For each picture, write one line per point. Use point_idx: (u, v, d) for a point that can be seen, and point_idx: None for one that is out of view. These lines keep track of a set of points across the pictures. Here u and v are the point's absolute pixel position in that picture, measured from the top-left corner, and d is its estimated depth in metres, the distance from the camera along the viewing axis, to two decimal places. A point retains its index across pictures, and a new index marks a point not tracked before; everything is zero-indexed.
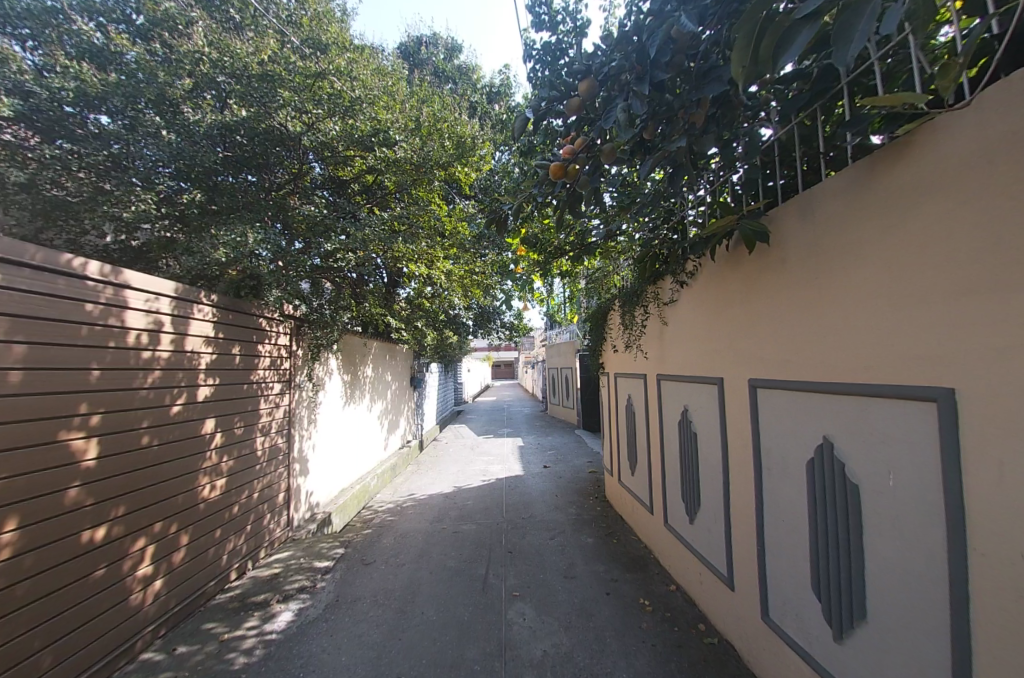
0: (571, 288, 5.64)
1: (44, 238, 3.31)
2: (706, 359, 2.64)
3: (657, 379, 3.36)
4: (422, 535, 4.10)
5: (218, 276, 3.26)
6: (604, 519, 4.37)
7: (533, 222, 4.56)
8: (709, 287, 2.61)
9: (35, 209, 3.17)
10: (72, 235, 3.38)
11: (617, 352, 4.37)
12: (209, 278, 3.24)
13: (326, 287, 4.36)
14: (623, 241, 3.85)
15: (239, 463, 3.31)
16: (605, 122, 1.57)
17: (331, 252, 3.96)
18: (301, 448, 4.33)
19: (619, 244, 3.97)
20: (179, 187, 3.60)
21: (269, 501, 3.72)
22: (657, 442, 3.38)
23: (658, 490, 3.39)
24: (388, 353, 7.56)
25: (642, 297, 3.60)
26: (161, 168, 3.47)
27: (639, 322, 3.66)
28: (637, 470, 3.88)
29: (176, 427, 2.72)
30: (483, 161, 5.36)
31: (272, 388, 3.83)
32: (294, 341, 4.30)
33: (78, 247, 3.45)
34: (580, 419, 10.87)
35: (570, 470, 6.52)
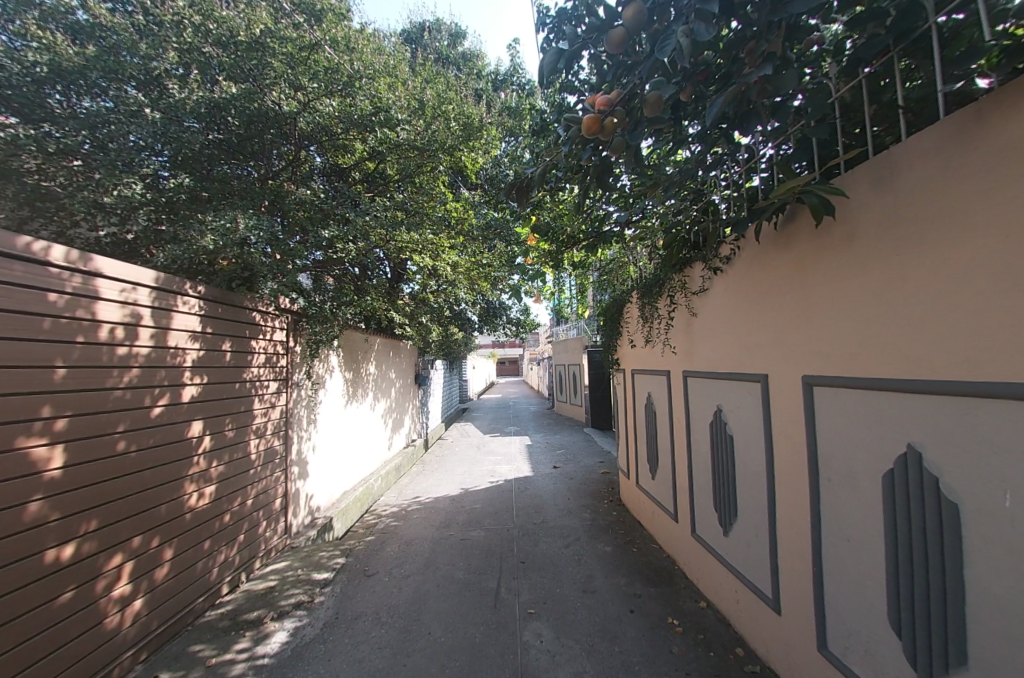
0: (582, 281, 5.36)
1: (28, 228, 3.11)
2: (746, 352, 2.36)
3: (683, 375, 3.07)
4: (428, 544, 3.85)
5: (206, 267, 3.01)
6: (621, 525, 4.10)
7: (545, 209, 4.26)
8: (751, 274, 2.32)
9: (17, 197, 2.95)
10: (58, 226, 3.17)
11: (635, 347, 4.08)
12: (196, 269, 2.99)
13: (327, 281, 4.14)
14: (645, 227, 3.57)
15: (231, 467, 3.06)
16: (659, 52, 1.25)
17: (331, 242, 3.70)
18: (300, 450, 4.08)
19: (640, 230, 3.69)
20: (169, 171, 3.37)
21: (264, 508, 3.47)
22: (683, 444, 3.10)
23: (684, 497, 3.12)
24: (392, 350, 7.31)
25: (665, 286, 3.30)
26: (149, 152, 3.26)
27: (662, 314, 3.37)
28: (658, 473, 3.62)
29: (158, 431, 2.48)
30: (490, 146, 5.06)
31: (268, 387, 3.58)
32: (291, 338, 4.05)
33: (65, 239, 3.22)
34: (589, 418, 10.56)
35: (581, 471, 6.25)
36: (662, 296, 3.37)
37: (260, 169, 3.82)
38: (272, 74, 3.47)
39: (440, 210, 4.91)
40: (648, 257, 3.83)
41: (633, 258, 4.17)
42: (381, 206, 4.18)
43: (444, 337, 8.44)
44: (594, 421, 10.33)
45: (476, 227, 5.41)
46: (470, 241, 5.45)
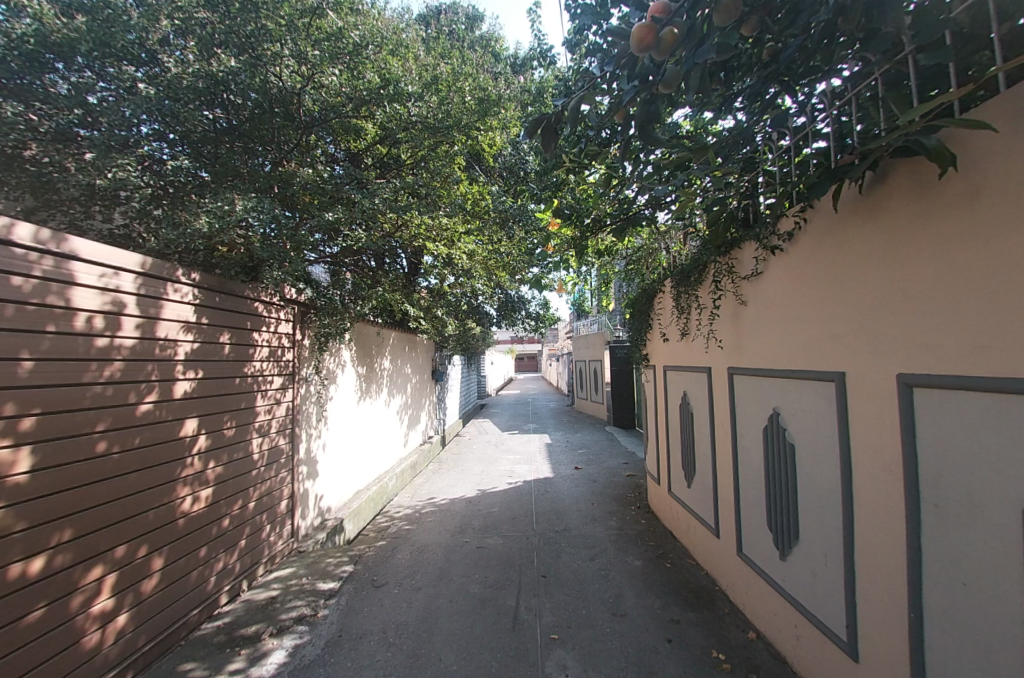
0: (606, 271, 4.99)
1: (34, 217, 2.99)
2: (814, 345, 1.97)
3: (728, 372, 2.69)
4: (441, 552, 3.57)
5: (204, 252, 2.80)
6: (651, 536, 3.74)
7: (568, 191, 3.92)
8: (821, 250, 1.92)
9: (18, 185, 2.81)
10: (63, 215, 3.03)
11: (668, 340, 3.69)
12: (193, 254, 2.77)
13: (346, 276, 4.31)
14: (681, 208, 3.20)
15: (231, 469, 2.85)
16: None
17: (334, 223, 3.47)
18: (308, 449, 3.87)
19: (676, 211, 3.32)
20: (168, 151, 3.18)
21: (269, 511, 3.26)
22: (728, 450, 2.73)
23: (728, 511, 2.75)
24: (408, 345, 7.08)
25: (707, 271, 2.91)
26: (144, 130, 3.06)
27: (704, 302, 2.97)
28: (694, 481, 3.25)
29: (146, 431, 2.27)
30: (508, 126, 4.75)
31: (272, 382, 3.34)
32: (298, 330, 3.80)
33: (71, 229, 3.08)
34: (611, 416, 10.17)
35: (605, 472, 5.89)
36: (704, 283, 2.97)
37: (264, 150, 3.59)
38: (274, 45, 3.23)
39: (454, 195, 4.59)
40: (684, 240, 3.44)
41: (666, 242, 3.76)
42: (391, 188, 3.89)
43: (462, 331, 8.17)
44: (616, 420, 9.92)
45: (494, 214, 5.10)
46: (488, 229, 5.13)
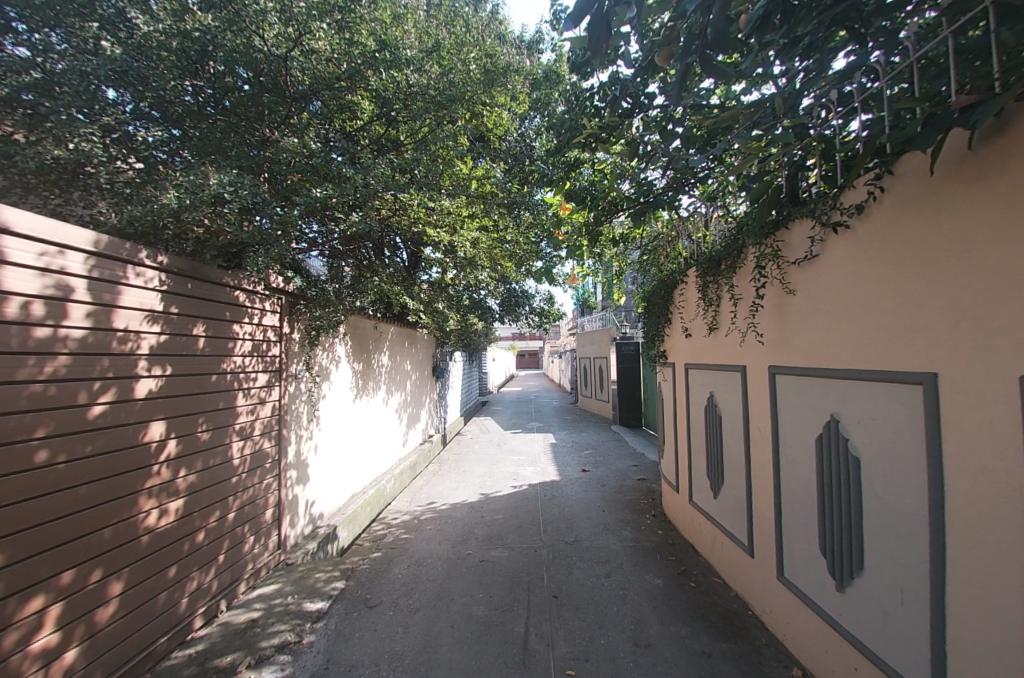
0: (620, 261, 4.66)
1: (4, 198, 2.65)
2: (890, 339, 1.63)
3: (770, 371, 2.37)
4: (442, 566, 3.26)
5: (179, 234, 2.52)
6: (671, 550, 3.42)
7: (580, 174, 3.61)
8: (904, 224, 1.57)
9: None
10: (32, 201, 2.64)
11: (691, 336, 3.37)
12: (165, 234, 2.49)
13: (345, 270, 4.09)
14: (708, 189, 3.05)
15: (206, 477, 2.54)
16: None
17: (322, 199, 3.13)
18: (298, 452, 3.57)
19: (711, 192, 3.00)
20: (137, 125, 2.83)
21: (252, 521, 2.94)
22: (769, 460, 2.40)
23: (768, 528, 2.43)
24: (408, 340, 6.76)
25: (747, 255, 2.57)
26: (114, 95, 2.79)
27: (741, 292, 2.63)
28: (722, 492, 2.93)
29: (101, 436, 1.95)
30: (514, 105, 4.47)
31: (256, 379, 3.01)
32: (286, 323, 3.45)
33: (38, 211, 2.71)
34: (617, 416, 9.85)
35: (615, 476, 5.56)
36: (743, 268, 2.63)
37: (249, 122, 3.28)
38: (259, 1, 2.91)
39: (457, 178, 4.24)
40: (717, 222, 3.08)
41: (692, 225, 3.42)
42: (388, 167, 3.57)
43: (464, 326, 7.85)
44: (623, 419, 9.58)
45: (499, 200, 4.78)
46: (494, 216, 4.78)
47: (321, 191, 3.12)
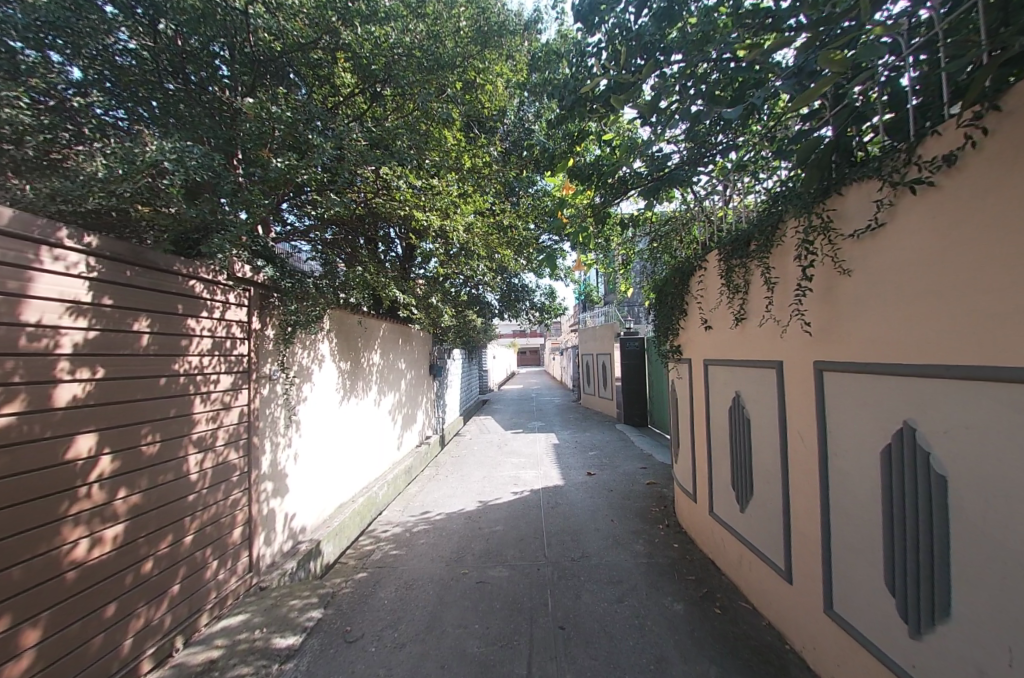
0: (625, 249, 4.33)
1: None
2: (992, 323, 1.24)
3: (815, 367, 1.99)
4: (434, 589, 2.90)
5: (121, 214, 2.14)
6: (691, 568, 3.05)
7: (584, 149, 3.25)
8: (1018, 170, 1.16)
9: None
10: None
11: (713, 329, 2.99)
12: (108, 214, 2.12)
13: (341, 266, 3.94)
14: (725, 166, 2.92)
15: (153, 497, 2.17)
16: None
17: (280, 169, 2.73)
18: (273, 461, 3.22)
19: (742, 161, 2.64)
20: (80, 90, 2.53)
21: (215, 543, 2.58)
22: (815, 472, 2.02)
23: (813, 551, 2.05)
24: (402, 337, 6.39)
25: (784, 230, 2.18)
26: (63, 67, 2.51)
27: (776, 274, 2.23)
28: (752, 506, 2.55)
29: (9, 452, 1.56)
30: (502, 74, 4.12)
31: (218, 382, 2.63)
32: (257, 318, 3.05)
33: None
34: (622, 414, 9.50)
35: (623, 480, 5.20)
36: (779, 248, 2.23)
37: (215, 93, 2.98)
38: None
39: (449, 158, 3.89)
40: (745, 193, 2.69)
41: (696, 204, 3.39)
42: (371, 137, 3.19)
43: (461, 321, 7.51)
44: (628, 418, 9.23)
45: (494, 184, 4.52)
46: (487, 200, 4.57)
47: (289, 163, 2.77)
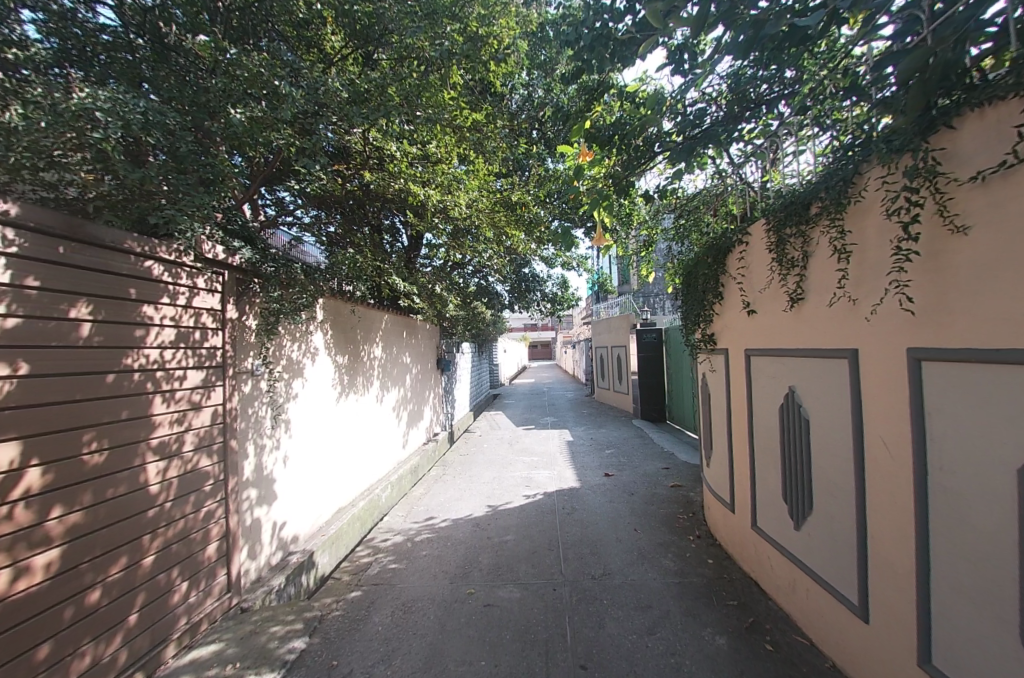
0: (647, 227, 3.91)
1: None
2: None
3: (907, 356, 1.54)
4: (434, 613, 2.54)
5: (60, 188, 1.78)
6: (731, 591, 2.63)
7: (601, 109, 2.84)
8: None
9: None
10: None
11: (759, 313, 2.55)
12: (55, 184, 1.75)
13: (346, 249, 3.77)
14: (763, 126, 2.60)
15: (100, 514, 1.84)
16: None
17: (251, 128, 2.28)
18: (259, 466, 2.90)
19: (800, 104, 2.16)
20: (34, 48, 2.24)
21: (182, 563, 2.25)
22: (909, 490, 1.58)
23: (902, 590, 1.63)
24: (407, 330, 6.07)
25: (864, 182, 1.73)
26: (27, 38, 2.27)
27: (852, 239, 1.78)
28: (813, 523, 2.12)
29: None
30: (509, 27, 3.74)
31: (184, 379, 2.28)
32: (234, 306, 2.68)
33: None
34: (638, 409, 9.07)
35: (644, 482, 4.80)
36: (853, 208, 1.78)
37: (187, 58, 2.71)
38: None
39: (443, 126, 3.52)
40: (795, 152, 2.32)
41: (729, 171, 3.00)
42: (354, 88, 2.75)
43: (468, 312, 7.13)
44: (646, 413, 8.80)
45: (497, 158, 4.25)
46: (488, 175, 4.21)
47: (269, 123, 2.36)
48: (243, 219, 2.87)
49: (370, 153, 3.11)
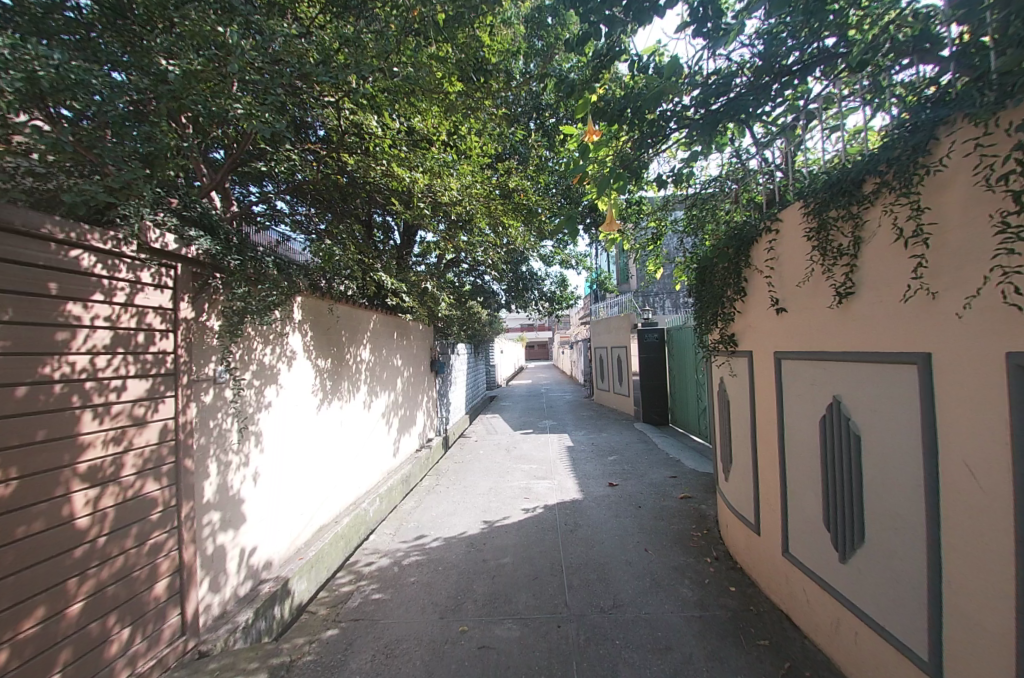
0: (655, 217, 3.61)
1: None
2: None
3: (1008, 361, 1.21)
4: (423, 658, 2.19)
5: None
6: (764, 629, 2.30)
7: (607, 84, 2.54)
8: None
9: None
10: None
11: (794, 312, 2.23)
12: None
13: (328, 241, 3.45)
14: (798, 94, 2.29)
15: (6, 558, 1.46)
16: None
17: (196, 79, 1.97)
18: (222, 486, 2.55)
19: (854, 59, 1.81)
20: None
21: (123, 607, 1.88)
22: (1002, 527, 1.25)
23: (992, 650, 1.30)
24: (398, 331, 5.75)
25: (946, 148, 1.40)
26: None
27: (931, 219, 1.45)
28: (869, 556, 1.80)
29: None
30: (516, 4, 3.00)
31: (124, 390, 1.94)
32: (188, 306, 2.32)
33: None
34: (640, 412, 8.75)
35: (651, 493, 4.48)
36: (932, 180, 1.45)
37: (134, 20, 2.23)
38: None
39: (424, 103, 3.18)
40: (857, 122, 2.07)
41: (748, 154, 2.70)
42: (317, 42, 2.38)
43: (462, 312, 6.80)
44: (647, 416, 8.50)
45: (493, 138, 3.99)
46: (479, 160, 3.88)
47: (214, 83, 2.06)
48: (205, 206, 2.53)
49: (349, 129, 2.77)
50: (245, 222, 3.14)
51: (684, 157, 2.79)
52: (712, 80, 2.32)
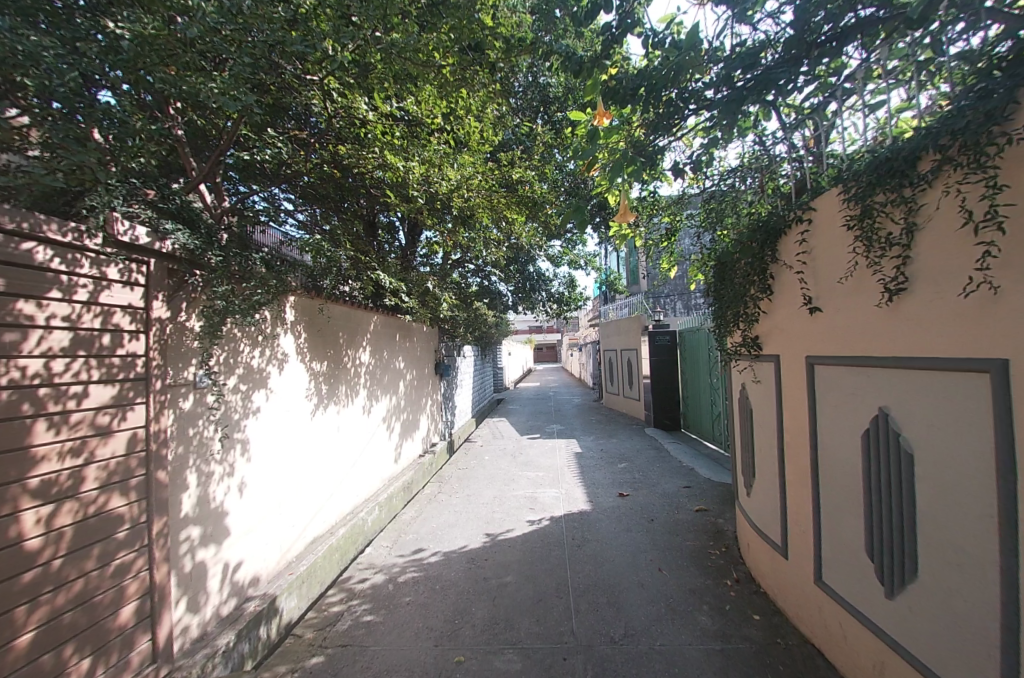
0: (669, 212, 3.38)
1: None
2: None
3: None
4: None
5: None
6: (796, 667, 2.04)
7: (618, 64, 2.33)
8: None
9: None
10: None
11: (833, 312, 1.98)
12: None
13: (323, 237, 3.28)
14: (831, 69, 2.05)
15: None
16: None
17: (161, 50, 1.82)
18: (202, 498, 2.37)
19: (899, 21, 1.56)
20: None
21: (82, 636, 1.70)
22: None
23: None
24: (400, 332, 5.57)
25: None
26: None
27: (1009, 198, 1.20)
28: (922, 594, 1.54)
29: None
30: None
31: (85, 397, 1.76)
32: (162, 305, 2.15)
33: None
34: (651, 416, 8.47)
35: (664, 504, 4.23)
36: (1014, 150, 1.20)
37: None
38: None
39: (420, 89, 2.97)
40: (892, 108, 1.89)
41: (774, 139, 2.45)
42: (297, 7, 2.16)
43: (468, 313, 6.61)
44: (659, 420, 8.21)
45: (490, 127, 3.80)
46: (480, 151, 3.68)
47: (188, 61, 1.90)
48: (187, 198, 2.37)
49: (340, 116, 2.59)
50: (251, 223, 2.97)
51: (702, 144, 2.56)
52: (735, 54, 2.08)
